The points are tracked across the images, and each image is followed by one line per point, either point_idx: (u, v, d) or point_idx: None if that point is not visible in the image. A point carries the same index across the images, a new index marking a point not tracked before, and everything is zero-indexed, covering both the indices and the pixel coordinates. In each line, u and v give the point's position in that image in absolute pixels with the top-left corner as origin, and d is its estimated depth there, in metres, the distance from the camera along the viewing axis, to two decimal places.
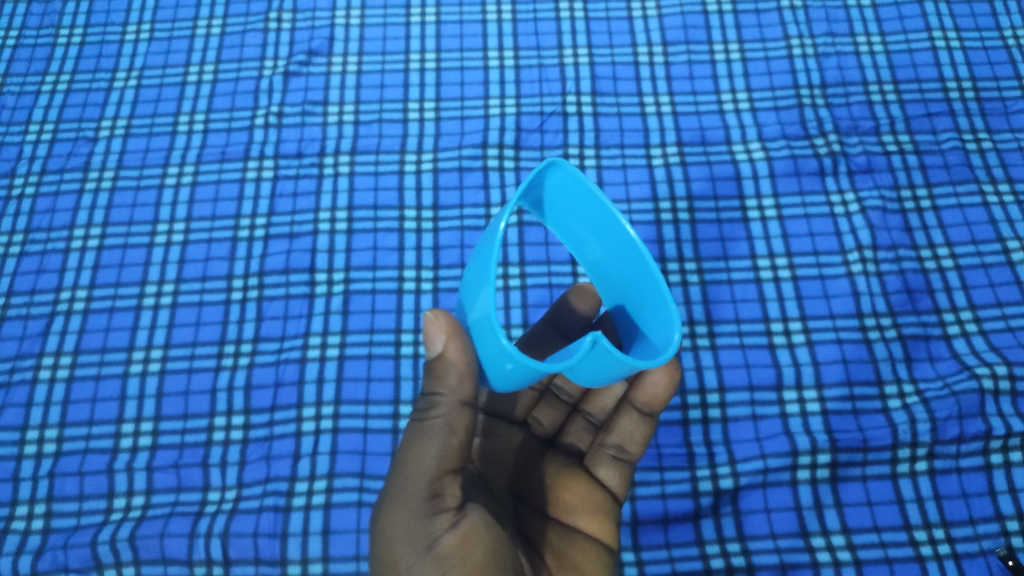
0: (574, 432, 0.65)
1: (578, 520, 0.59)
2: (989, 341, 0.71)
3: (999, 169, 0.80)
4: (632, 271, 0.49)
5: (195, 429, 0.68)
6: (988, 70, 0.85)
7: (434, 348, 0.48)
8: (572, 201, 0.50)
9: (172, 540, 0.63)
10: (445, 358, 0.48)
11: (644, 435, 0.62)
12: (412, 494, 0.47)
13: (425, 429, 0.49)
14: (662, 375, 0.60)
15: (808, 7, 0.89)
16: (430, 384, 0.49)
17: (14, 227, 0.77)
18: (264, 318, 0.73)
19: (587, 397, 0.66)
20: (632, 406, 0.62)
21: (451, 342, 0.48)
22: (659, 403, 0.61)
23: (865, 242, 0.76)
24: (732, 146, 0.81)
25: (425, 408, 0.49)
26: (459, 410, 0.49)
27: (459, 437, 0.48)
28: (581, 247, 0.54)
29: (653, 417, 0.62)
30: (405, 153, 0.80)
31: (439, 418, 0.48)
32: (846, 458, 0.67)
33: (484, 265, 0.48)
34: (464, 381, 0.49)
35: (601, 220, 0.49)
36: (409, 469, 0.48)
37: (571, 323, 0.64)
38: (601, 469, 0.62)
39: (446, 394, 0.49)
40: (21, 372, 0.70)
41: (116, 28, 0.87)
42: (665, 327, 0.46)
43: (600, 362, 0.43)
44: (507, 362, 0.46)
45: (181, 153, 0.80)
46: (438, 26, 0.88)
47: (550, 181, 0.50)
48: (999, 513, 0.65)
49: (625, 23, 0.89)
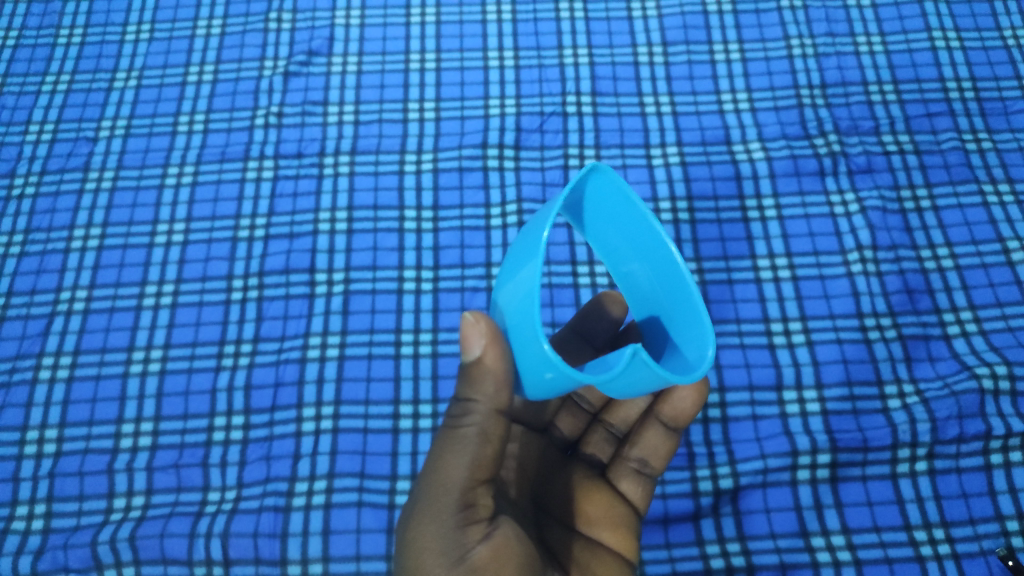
0: (593, 442, 0.65)
1: (600, 533, 0.59)
2: (989, 341, 0.71)
3: (999, 169, 0.80)
4: (668, 284, 0.50)
5: (195, 429, 0.68)
6: (988, 70, 0.85)
7: (470, 353, 0.48)
8: (612, 208, 0.50)
9: (172, 540, 0.63)
10: (481, 364, 0.47)
11: (667, 450, 0.62)
12: (445, 505, 0.47)
13: (458, 437, 0.48)
14: (691, 392, 0.60)
15: (808, 7, 0.89)
16: (465, 389, 0.49)
17: (14, 227, 0.77)
18: (264, 318, 0.73)
19: (609, 407, 0.65)
20: (657, 419, 0.62)
21: (491, 347, 0.47)
22: (686, 418, 0.61)
23: (865, 242, 0.76)
24: (732, 146, 0.81)
25: (459, 414, 0.49)
26: (494, 419, 0.48)
27: (492, 447, 0.48)
28: (613, 253, 0.54)
29: (677, 432, 0.62)
30: (405, 153, 0.80)
31: (474, 427, 0.48)
32: (846, 458, 0.67)
33: (523, 267, 0.48)
34: (501, 390, 0.48)
35: (641, 230, 0.49)
36: (441, 479, 0.48)
37: (601, 331, 0.64)
38: (623, 482, 0.62)
39: (482, 401, 0.48)
40: (21, 372, 0.70)
41: (117, 28, 0.87)
42: (697, 341, 0.47)
43: (638, 376, 0.43)
44: (546, 371, 0.46)
45: (181, 153, 0.80)
46: (438, 26, 0.88)
47: (592, 187, 0.50)
48: (999, 513, 0.65)
49: (625, 23, 0.89)
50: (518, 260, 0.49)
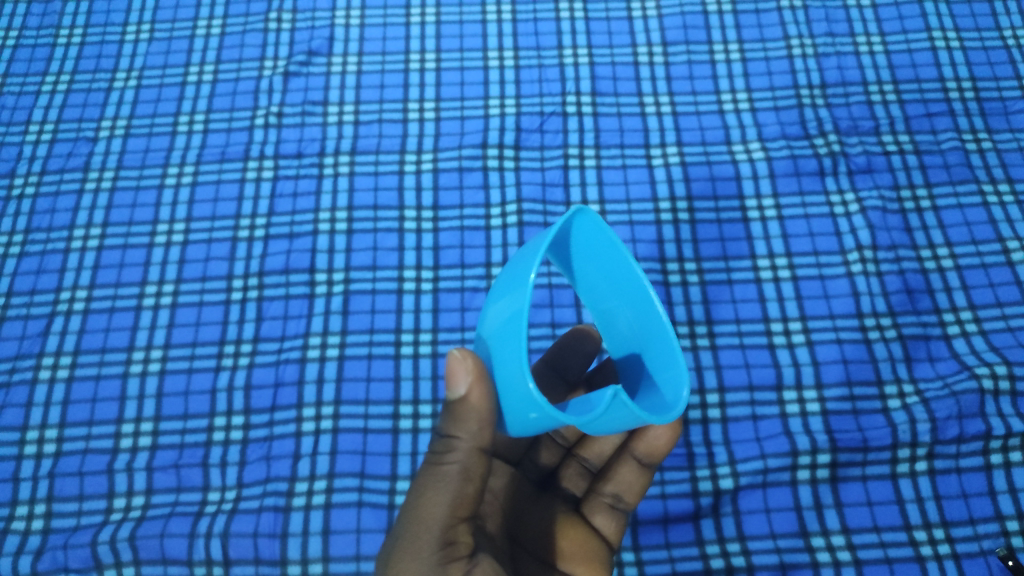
0: (568, 476, 0.65)
1: (574, 568, 0.58)
2: (989, 341, 0.71)
3: (999, 169, 0.79)
4: (645, 326, 0.50)
5: (195, 429, 0.68)
6: (988, 70, 0.85)
7: (456, 390, 0.47)
8: (596, 249, 0.50)
9: (172, 540, 0.63)
10: (467, 403, 0.47)
11: (641, 485, 0.62)
12: (424, 543, 0.46)
13: (440, 474, 0.48)
14: (665, 429, 0.59)
15: (808, 8, 0.89)
16: (448, 426, 0.48)
17: (14, 227, 0.77)
18: (264, 318, 0.73)
19: (583, 441, 0.65)
20: (631, 455, 0.61)
21: (476, 385, 0.47)
22: (660, 454, 0.60)
23: (865, 241, 0.76)
24: (732, 146, 0.81)
25: (442, 451, 0.48)
26: (476, 457, 0.48)
27: (474, 485, 0.48)
28: (592, 290, 0.54)
29: (651, 467, 0.61)
30: (405, 153, 0.80)
31: (456, 464, 0.48)
32: (846, 458, 0.67)
33: (510, 299, 0.47)
34: (484, 428, 0.48)
35: (624, 274, 0.50)
36: (422, 515, 0.47)
37: (575, 366, 0.63)
38: (598, 516, 0.62)
39: (465, 439, 0.48)
40: (21, 372, 0.70)
41: (116, 28, 0.87)
42: (672, 382, 0.47)
43: (617, 416, 0.43)
44: (531, 411, 0.46)
45: (181, 153, 0.80)
46: (438, 26, 0.88)
47: (578, 227, 0.49)
48: (1000, 513, 0.65)
49: (625, 23, 0.89)
50: (504, 288, 0.49)
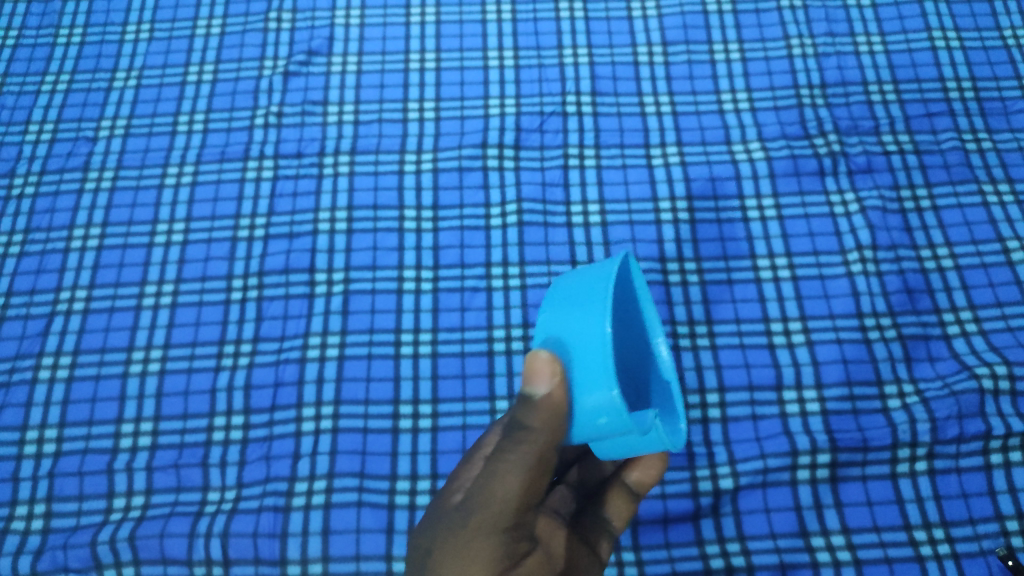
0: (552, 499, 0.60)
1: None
2: (989, 341, 0.71)
3: (999, 169, 0.79)
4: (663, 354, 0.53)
5: (195, 429, 0.68)
6: (988, 70, 0.85)
7: (539, 388, 0.47)
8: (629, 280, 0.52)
9: (172, 540, 0.63)
10: (547, 401, 0.47)
11: (627, 513, 0.59)
12: (498, 526, 0.46)
13: (513, 461, 0.47)
14: (658, 460, 0.58)
15: (808, 7, 0.89)
16: (528, 413, 0.47)
17: (14, 227, 0.77)
18: (263, 318, 0.73)
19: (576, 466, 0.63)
20: (621, 482, 0.59)
21: (560, 388, 0.47)
22: (648, 486, 0.59)
23: (865, 241, 0.76)
24: (732, 146, 0.81)
25: (517, 437, 0.47)
26: (551, 449, 0.47)
27: (546, 476, 0.48)
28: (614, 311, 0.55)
29: (638, 498, 0.59)
30: (405, 153, 0.80)
31: (533, 454, 0.47)
32: (846, 458, 0.67)
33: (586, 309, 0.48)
34: (562, 422, 0.47)
35: None
36: (497, 498, 0.46)
37: None
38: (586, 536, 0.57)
39: (542, 430, 0.47)
40: (21, 372, 0.70)
41: (116, 28, 0.87)
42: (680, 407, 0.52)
43: None
44: (601, 419, 0.46)
45: (181, 153, 0.80)
46: (438, 25, 0.88)
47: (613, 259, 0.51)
48: (999, 513, 0.65)
49: (625, 23, 0.88)
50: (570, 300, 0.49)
